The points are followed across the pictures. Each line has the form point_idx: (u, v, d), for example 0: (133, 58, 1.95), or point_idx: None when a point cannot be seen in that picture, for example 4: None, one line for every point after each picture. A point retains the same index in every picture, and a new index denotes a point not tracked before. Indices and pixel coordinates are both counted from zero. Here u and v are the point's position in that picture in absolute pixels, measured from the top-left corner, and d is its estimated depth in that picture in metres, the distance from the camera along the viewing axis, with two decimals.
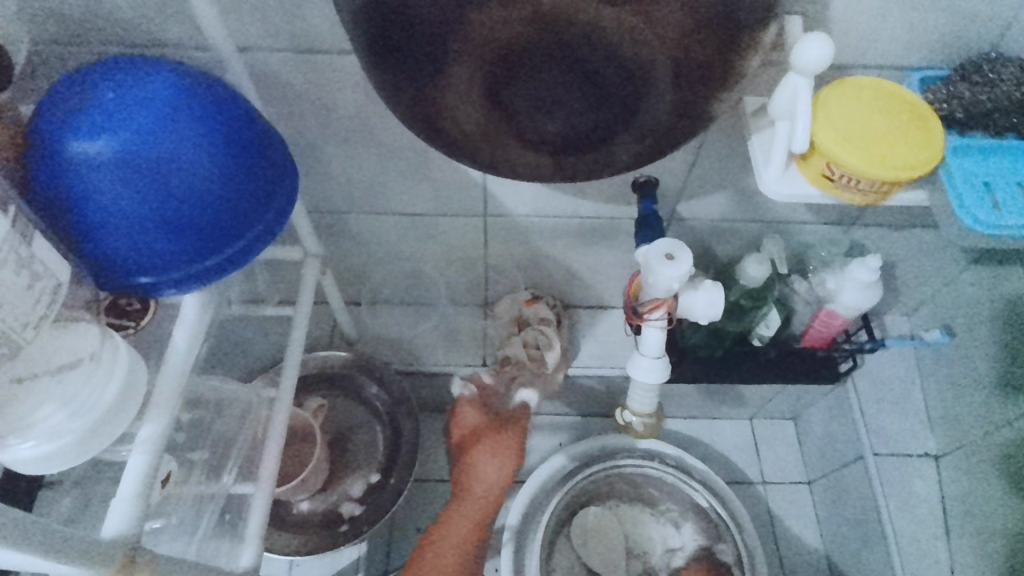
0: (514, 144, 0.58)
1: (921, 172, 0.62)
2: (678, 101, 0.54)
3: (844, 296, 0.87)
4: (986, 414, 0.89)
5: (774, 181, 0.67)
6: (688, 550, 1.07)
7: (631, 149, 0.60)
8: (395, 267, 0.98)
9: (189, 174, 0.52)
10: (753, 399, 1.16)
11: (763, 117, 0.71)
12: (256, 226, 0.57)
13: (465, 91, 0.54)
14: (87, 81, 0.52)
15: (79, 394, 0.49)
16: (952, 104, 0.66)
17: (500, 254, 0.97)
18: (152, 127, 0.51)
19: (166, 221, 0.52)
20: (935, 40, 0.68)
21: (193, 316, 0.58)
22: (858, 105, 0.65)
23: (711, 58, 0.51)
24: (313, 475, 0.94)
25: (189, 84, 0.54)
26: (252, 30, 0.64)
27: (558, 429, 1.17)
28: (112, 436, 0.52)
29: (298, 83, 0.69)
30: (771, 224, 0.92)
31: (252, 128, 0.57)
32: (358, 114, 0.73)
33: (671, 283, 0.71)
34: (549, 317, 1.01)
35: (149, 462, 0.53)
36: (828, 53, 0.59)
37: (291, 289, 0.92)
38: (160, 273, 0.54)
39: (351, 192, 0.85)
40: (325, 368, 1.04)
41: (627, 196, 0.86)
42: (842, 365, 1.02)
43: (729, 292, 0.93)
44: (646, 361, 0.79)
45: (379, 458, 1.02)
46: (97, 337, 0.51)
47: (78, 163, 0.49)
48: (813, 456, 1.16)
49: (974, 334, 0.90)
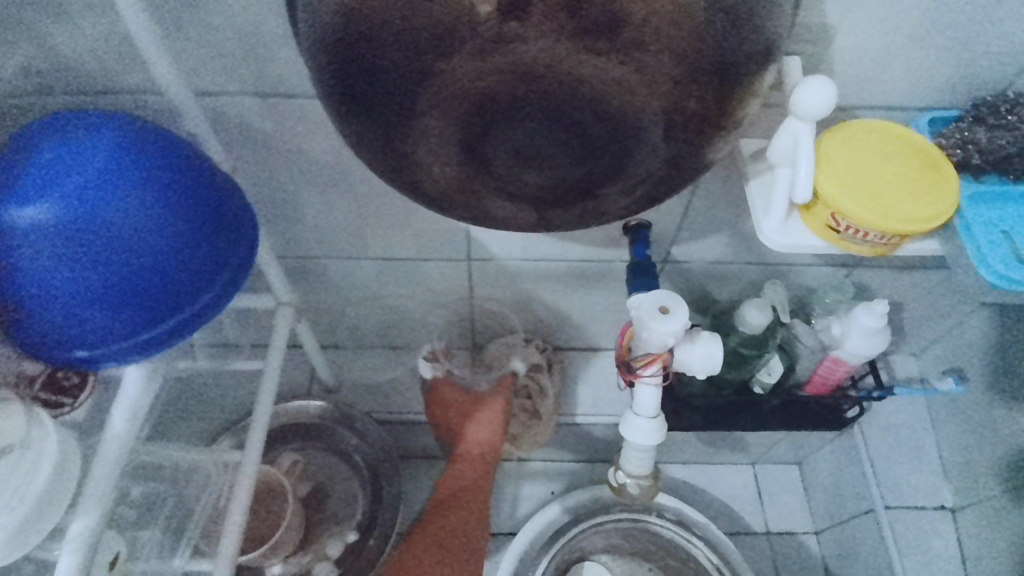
0: (496, 199, 0.54)
1: (935, 221, 0.57)
2: (672, 151, 0.50)
3: (849, 342, 0.82)
4: (1005, 468, 0.84)
5: (776, 232, 0.63)
6: None
7: (622, 200, 0.55)
8: (376, 312, 0.93)
9: (133, 238, 0.47)
10: (755, 444, 1.10)
11: (761, 160, 0.66)
12: (211, 289, 0.52)
13: (439, 146, 0.49)
14: (29, 141, 0.48)
15: (5, 485, 0.43)
16: (968, 148, 0.61)
17: (486, 298, 0.92)
18: (92, 189, 0.46)
19: (109, 289, 0.47)
20: (944, 80, 0.63)
21: (133, 393, 0.53)
22: (863, 149, 0.60)
23: (705, 109, 0.47)
24: (285, 537, 0.88)
25: (137, 139, 0.49)
26: (210, 74, 0.59)
27: (551, 478, 1.11)
28: (43, 531, 0.45)
29: (264, 129, 0.65)
30: (771, 267, 0.87)
31: (209, 183, 0.52)
32: (329, 158, 0.69)
33: (665, 338, 0.66)
34: (540, 363, 0.98)
35: (79, 562, 0.46)
36: (830, 97, 0.55)
37: (263, 339, 0.86)
38: (102, 345, 0.49)
39: (326, 237, 0.80)
40: (301, 418, 0.98)
41: (618, 240, 0.82)
42: (849, 412, 0.96)
43: (728, 339, 0.88)
44: (642, 422, 0.74)
45: (357, 516, 0.95)
46: (24, 420, 0.46)
47: (11, 232, 0.45)
48: (819, 505, 1.10)
49: (989, 382, 0.85)
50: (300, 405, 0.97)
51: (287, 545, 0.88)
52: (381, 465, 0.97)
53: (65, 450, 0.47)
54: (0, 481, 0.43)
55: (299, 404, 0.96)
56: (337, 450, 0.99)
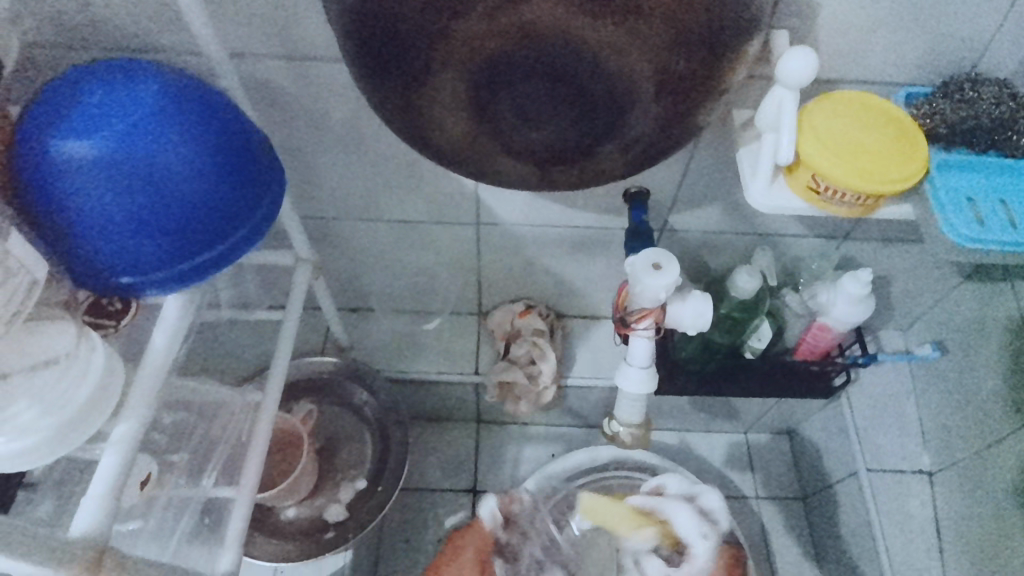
0: (500, 154, 0.58)
1: (905, 184, 0.62)
2: (662, 112, 0.54)
3: (835, 310, 0.87)
4: (978, 431, 0.88)
5: (761, 193, 0.67)
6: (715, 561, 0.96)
7: (617, 160, 0.59)
8: (388, 274, 0.99)
9: (173, 179, 0.52)
10: (746, 412, 1.15)
11: (751, 129, 0.71)
12: (242, 228, 0.57)
13: (450, 100, 0.53)
14: (76, 84, 0.52)
15: (51, 392, 0.48)
16: (937, 118, 0.66)
17: (492, 263, 0.97)
18: (138, 131, 0.51)
19: (151, 223, 0.52)
20: (921, 57, 0.68)
21: (174, 317, 0.59)
22: (843, 117, 0.65)
23: (694, 73, 0.51)
24: (299, 481, 0.93)
25: (176, 89, 0.54)
26: (245, 37, 0.65)
27: (551, 442, 1.16)
28: (88, 433, 0.50)
29: (288, 90, 0.70)
30: (762, 237, 0.92)
31: (240, 133, 0.57)
32: (349, 122, 0.74)
33: (657, 292, 0.71)
34: (541, 328, 1.02)
35: (122, 461, 0.52)
36: (812, 65, 0.59)
37: (281, 295, 0.92)
38: (143, 273, 0.54)
39: (343, 199, 0.85)
40: (315, 374, 1.03)
41: (617, 207, 0.86)
42: (835, 381, 1.01)
43: (720, 304, 0.93)
44: (634, 370, 0.79)
45: (366, 466, 1.01)
46: (72, 336, 0.50)
47: (63, 165, 0.50)
48: (807, 472, 1.15)
49: (967, 350, 0.90)
50: (314, 361, 1.03)
51: (300, 488, 0.94)
52: (389, 420, 1.03)
53: (109, 367, 0.52)
54: (47, 387, 0.47)
55: (313, 360, 1.02)
56: (349, 405, 1.04)
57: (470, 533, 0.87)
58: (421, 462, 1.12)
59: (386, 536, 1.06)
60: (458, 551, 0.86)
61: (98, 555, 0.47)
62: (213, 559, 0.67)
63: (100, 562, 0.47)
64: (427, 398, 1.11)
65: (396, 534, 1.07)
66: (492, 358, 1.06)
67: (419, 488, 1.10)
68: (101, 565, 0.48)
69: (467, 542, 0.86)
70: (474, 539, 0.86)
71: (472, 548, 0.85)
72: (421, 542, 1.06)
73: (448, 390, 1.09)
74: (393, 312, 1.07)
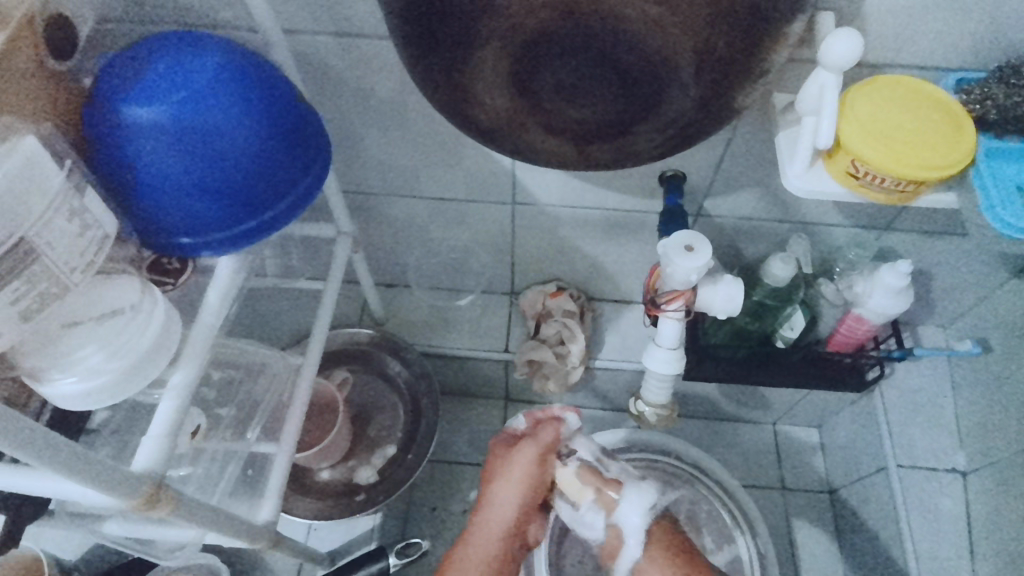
0: (539, 133, 0.57)
1: (949, 173, 0.61)
2: (702, 94, 0.53)
3: (872, 301, 0.85)
4: (1016, 433, 0.85)
5: (797, 177, 0.68)
6: (723, 556, 0.97)
7: (654, 139, 0.58)
8: (425, 249, 1.02)
9: (229, 146, 0.55)
10: (776, 403, 1.14)
11: (792, 113, 0.71)
12: (288, 197, 0.60)
13: (492, 80, 0.53)
14: (144, 54, 0.55)
15: (118, 339, 0.52)
16: (986, 104, 0.64)
17: (526, 243, 0.99)
18: (199, 100, 0.54)
19: (206, 187, 0.55)
20: (972, 42, 0.66)
21: (226, 277, 0.62)
22: (887, 103, 0.64)
23: (735, 51, 0.50)
24: (334, 444, 0.98)
25: (234, 61, 0.57)
26: (298, 13, 0.67)
27: None
28: (147, 379, 0.54)
29: (336, 65, 0.73)
30: (798, 225, 0.91)
31: (291, 107, 0.60)
32: (393, 98, 0.76)
33: (688, 275, 0.72)
34: (572, 310, 1.04)
35: (178, 407, 0.57)
36: (857, 47, 0.58)
37: (323, 266, 0.96)
38: (199, 234, 0.58)
39: (385, 175, 0.88)
40: (353, 345, 1.08)
41: (654, 190, 0.86)
42: (868, 374, 0.99)
43: (753, 291, 0.92)
44: (662, 352, 0.83)
45: (398, 434, 1.05)
46: (138, 290, 0.54)
47: (130, 128, 0.53)
48: (836, 466, 1.15)
49: (1006, 348, 0.87)
50: (353, 332, 1.07)
51: (333, 451, 0.98)
52: (420, 392, 1.06)
53: (167, 320, 0.56)
54: (115, 335, 0.52)
55: (350, 331, 1.06)
56: (383, 376, 1.08)
57: (547, 426, 0.86)
58: (450, 435, 1.16)
59: (414, 502, 1.10)
60: (531, 445, 0.85)
61: (154, 492, 0.53)
62: (254, 509, 0.72)
63: (156, 497, 0.54)
64: (458, 373, 1.14)
65: (423, 502, 1.10)
66: (522, 337, 1.08)
67: (447, 459, 1.14)
68: (157, 500, 0.54)
69: (542, 436, 0.85)
70: (548, 431, 0.86)
71: (545, 439, 0.85)
72: (447, 511, 1.10)
73: (479, 367, 1.11)
74: (428, 287, 1.10)
